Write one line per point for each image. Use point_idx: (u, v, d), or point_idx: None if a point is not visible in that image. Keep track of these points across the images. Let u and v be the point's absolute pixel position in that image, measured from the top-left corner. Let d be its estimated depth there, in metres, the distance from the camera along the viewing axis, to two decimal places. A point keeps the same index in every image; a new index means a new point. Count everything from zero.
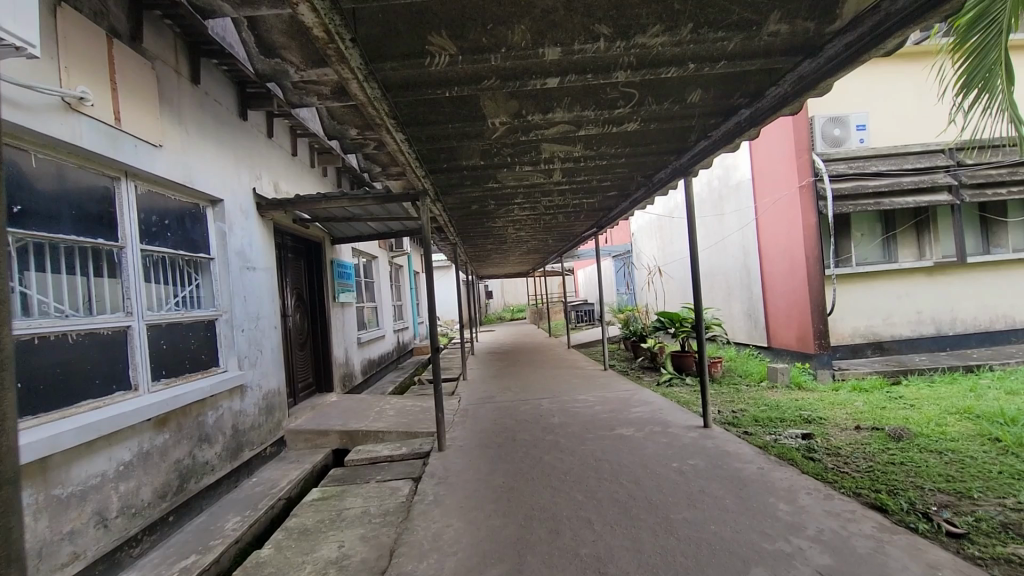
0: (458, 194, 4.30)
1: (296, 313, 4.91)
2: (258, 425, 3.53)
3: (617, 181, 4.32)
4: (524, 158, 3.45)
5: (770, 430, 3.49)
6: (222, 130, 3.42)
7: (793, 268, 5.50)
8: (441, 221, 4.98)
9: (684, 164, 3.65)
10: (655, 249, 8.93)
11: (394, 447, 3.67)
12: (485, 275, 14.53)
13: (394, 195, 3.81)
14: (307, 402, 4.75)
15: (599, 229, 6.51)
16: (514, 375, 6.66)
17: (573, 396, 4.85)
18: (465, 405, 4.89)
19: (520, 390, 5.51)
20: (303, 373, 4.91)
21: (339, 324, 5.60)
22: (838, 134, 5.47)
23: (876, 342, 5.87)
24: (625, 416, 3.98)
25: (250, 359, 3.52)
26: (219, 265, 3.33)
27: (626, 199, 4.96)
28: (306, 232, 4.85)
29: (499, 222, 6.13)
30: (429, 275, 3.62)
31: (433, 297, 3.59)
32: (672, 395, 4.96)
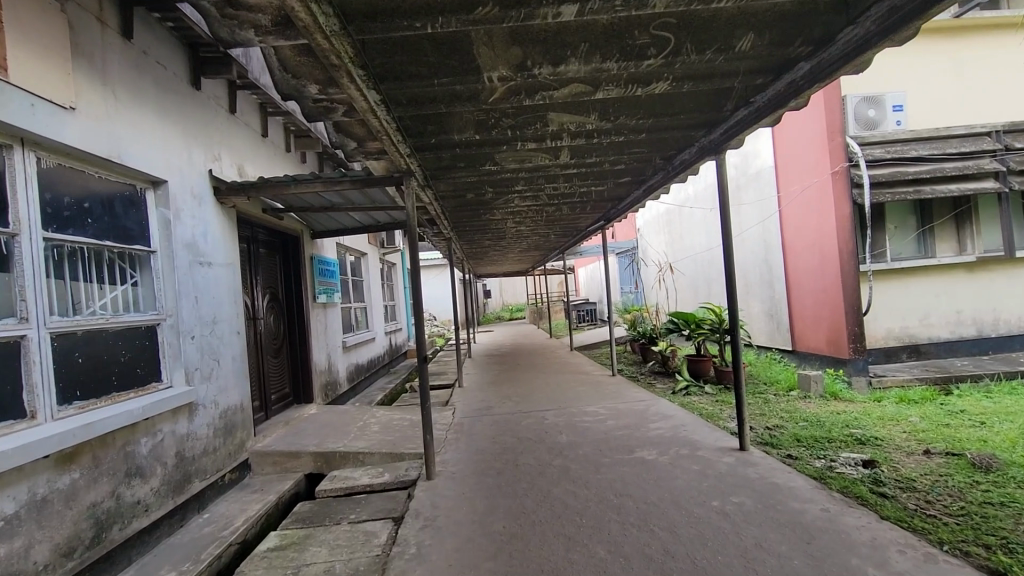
0: (451, 179, 3.77)
1: (269, 316, 4.36)
2: (211, 449, 2.98)
3: (633, 164, 3.77)
4: (527, 132, 2.91)
5: (819, 453, 2.96)
6: (167, 98, 2.87)
7: (823, 264, 4.97)
8: (433, 211, 4.44)
9: (714, 141, 3.11)
10: (665, 245, 8.37)
11: (376, 474, 3.12)
12: (482, 274, 13.97)
13: (375, 178, 3.26)
14: (280, 417, 4.20)
15: (607, 221, 5.98)
16: (514, 381, 6.11)
17: (582, 408, 4.31)
18: (460, 418, 4.35)
19: (521, 399, 4.96)
20: (276, 383, 4.36)
21: (321, 327, 5.06)
22: (872, 116, 4.96)
23: (913, 345, 5.35)
24: (644, 434, 3.44)
25: (204, 371, 2.97)
26: (163, 259, 2.77)
27: (640, 186, 4.41)
28: (280, 223, 4.30)
29: (498, 214, 5.58)
30: (414, 269, 3.06)
31: (420, 295, 3.02)
32: (692, 406, 4.42)
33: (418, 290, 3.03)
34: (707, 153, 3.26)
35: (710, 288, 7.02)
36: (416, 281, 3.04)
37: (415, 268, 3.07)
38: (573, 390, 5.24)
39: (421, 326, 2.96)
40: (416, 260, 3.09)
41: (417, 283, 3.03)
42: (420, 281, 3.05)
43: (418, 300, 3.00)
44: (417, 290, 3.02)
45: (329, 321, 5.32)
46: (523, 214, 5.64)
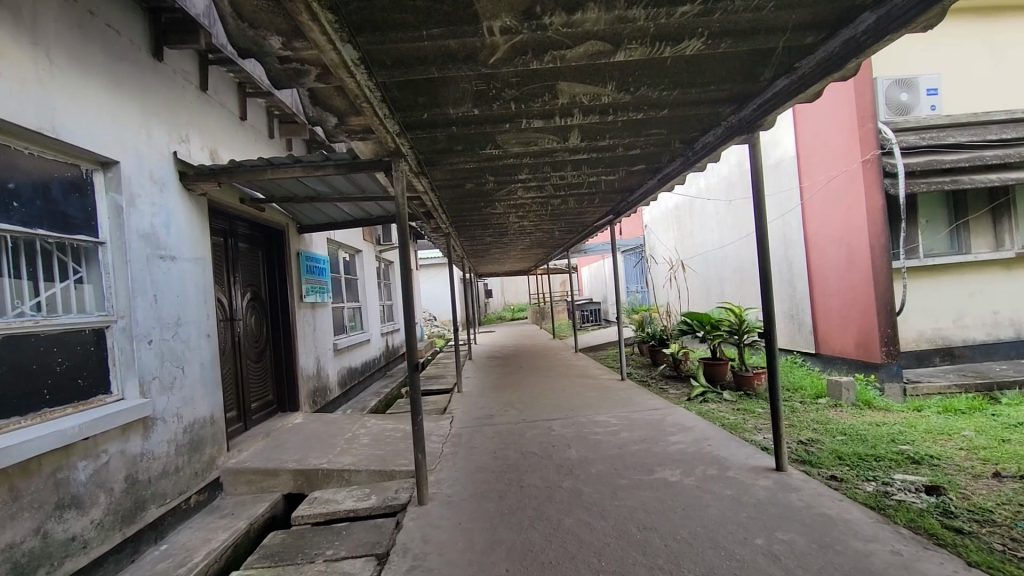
0: (447, 166, 3.41)
1: (249, 317, 3.99)
2: (173, 469, 2.62)
3: (649, 148, 3.41)
4: (534, 107, 2.54)
5: (868, 475, 2.59)
6: (121, 68, 2.50)
7: (852, 260, 4.59)
8: (429, 202, 4.07)
9: (748, 116, 2.74)
10: (675, 242, 8.00)
11: (362, 497, 2.76)
12: (483, 273, 13.61)
13: (362, 162, 2.90)
14: (261, 427, 3.83)
15: (616, 216, 5.59)
16: (517, 386, 5.74)
17: (591, 418, 3.94)
18: (459, 428, 3.98)
19: (525, 407, 4.58)
20: (256, 390, 3.99)
21: (308, 329, 4.69)
22: (905, 99, 4.61)
23: (946, 348, 4.97)
24: (664, 450, 3.07)
25: (164, 380, 2.60)
26: (114, 251, 2.40)
27: (655, 176, 4.04)
28: (262, 215, 3.93)
29: (500, 208, 5.21)
30: (404, 263, 2.70)
31: (412, 293, 2.65)
32: (712, 416, 4.03)
33: (409, 287, 2.65)
34: (736, 133, 2.89)
35: (725, 287, 6.65)
36: (407, 276, 2.66)
37: (406, 261, 2.71)
38: (581, 396, 4.87)
39: (412, 329, 2.58)
40: (407, 253, 2.72)
41: (408, 278, 2.66)
42: (410, 278, 2.68)
43: (408, 299, 2.63)
44: (408, 287, 2.65)
45: (319, 322, 4.96)
46: (527, 207, 5.28)
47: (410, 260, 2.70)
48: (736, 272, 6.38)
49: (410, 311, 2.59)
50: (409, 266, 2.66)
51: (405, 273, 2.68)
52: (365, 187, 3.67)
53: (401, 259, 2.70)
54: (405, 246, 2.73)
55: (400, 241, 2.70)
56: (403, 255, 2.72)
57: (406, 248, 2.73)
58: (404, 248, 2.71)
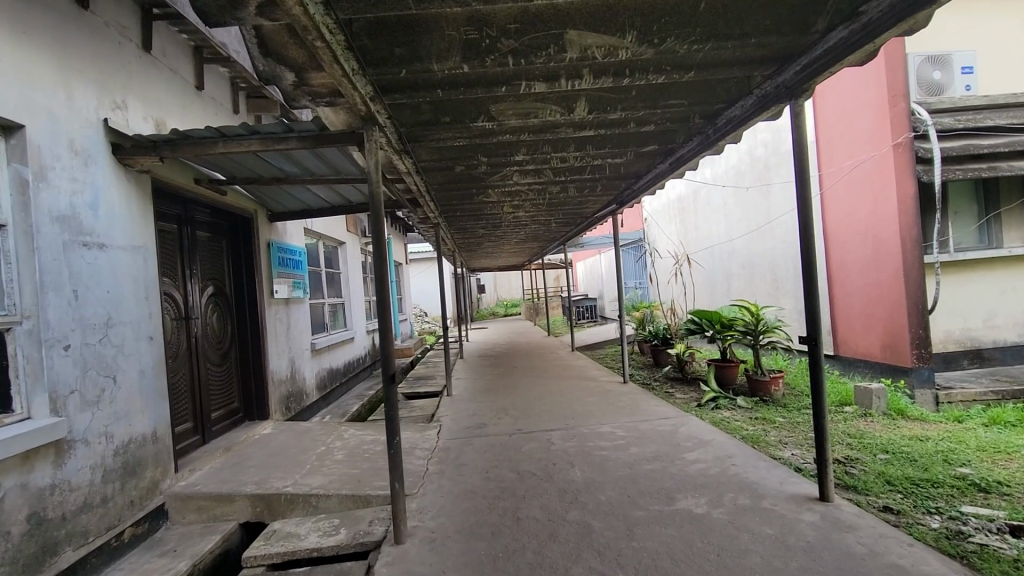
0: (434, 143, 2.97)
1: (210, 315, 3.54)
2: (98, 501, 2.16)
3: (664, 125, 2.99)
4: (537, 65, 2.10)
5: (930, 509, 2.20)
6: (33, 11, 2.02)
7: (878, 255, 4.18)
8: (414, 186, 3.63)
9: (790, 81, 2.32)
10: (678, 235, 7.60)
11: (328, 532, 2.32)
12: (475, 267, 13.19)
13: (330, 134, 2.45)
14: (221, 439, 3.38)
15: (620, 206, 5.17)
16: (512, 388, 5.31)
17: (595, 429, 3.52)
18: (447, 440, 3.55)
19: (521, 413, 4.15)
20: (217, 397, 3.53)
21: (280, 327, 4.23)
22: (938, 78, 4.24)
23: (975, 350, 4.60)
24: (683, 471, 2.65)
25: (87, 394, 2.14)
26: (19, 236, 1.92)
27: (666, 159, 3.63)
28: (222, 200, 3.46)
29: (494, 196, 4.78)
30: (375, 240, 2.24)
31: (387, 280, 2.20)
32: (728, 426, 3.62)
33: (384, 274, 2.19)
34: (771, 103, 2.48)
35: (733, 283, 6.25)
36: (379, 260, 2.21)
37: (378, 238, 2.26)
38: (582, 402, 4.45)
39: (388, 332, 2.14)
40: (380, 231, 2.27)
41: (381, 262, 2.20)
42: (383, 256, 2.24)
43: (383, 290, 2.17)
44: (382, 270, 2.20)
45: (293, 321, 4.49)
46: (522, 196, 4.86)
47: (384, 240, 2.25)
48: (745, 266, 5.98)
49: (385, 308, 2.15)
50: (383, 245, 2.22)
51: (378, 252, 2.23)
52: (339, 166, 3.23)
53: (374, 237, 2.25)
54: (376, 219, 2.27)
55: (371, 218, 2.25)
56: (376, 232, 2.26)
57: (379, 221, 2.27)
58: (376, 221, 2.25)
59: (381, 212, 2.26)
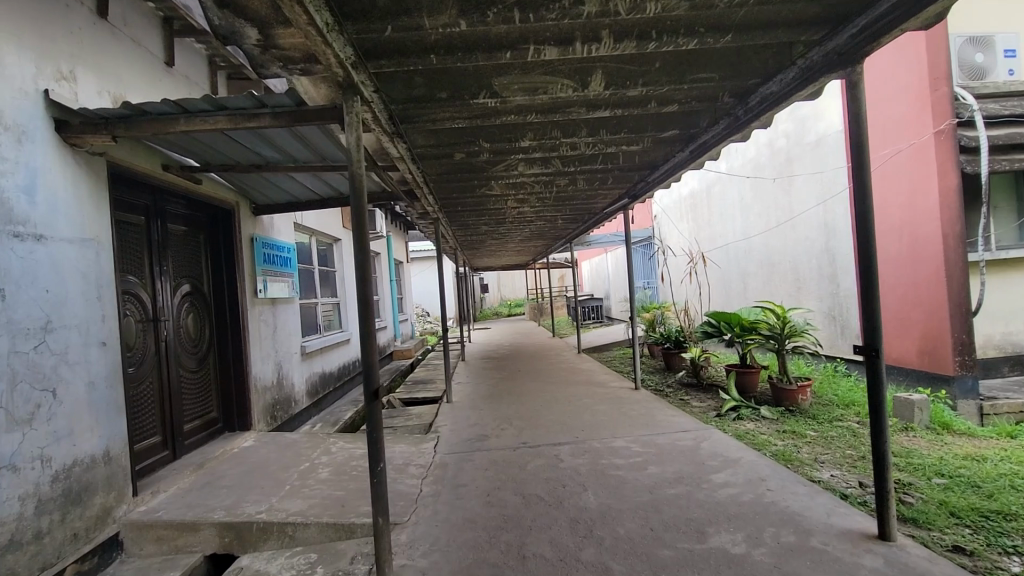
0: (429, 124, 2.64)
1: (184, 316, 3.22)
2: (32, 536, 1.84)
3: (689, 105, 2.66)
4: (548, 23, 1.77)
5: (1010, 549, 1.86)
6: None
7: (916, 252, 3.84)
8: (410, 175, 3.30)
9: (843, 46, 1.99)
10: (691, 232, 7.27)
11: (303, 571, 2.00)
12: (479, 266, 12.86)
13: (309, 111, 2.13)
14: (194, 455, 3.06)
15: (632, 200, 4.83)
16: (516, 394, 4.99)
17: (608, 444, 3.19)
18: (444, 455, 3.22)
19: (526, 424, 3.82)
20: (191, 406, 3.21)
21: (265, 329, 3.91)
22: (980, 61, 3.91)
23: (1017, 357, 4.25)
24: (713, 498, 2.31)
25: (17, 413, 1.82)
26: None
27: (687, 145, 3.30)
28: (196, 188, 3.13)
29: (498, 188, 4.45)
30: (356, 213, 1.85)
31: (371, 269, 1.84)
32: (753, 440, 3.28)
33: (367, 267, 1.84)
34: (817, 75, 2.15)
35: (750, 283, 5.91)
36: (361, 242, 1.84)
37: (359, 211, 1.86)
38: (592, 410, 4.12)
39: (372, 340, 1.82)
40: (362, 206, 1.88)
41: (363, 247, 1.83)
42: (368, 233, 1.86)
43: (365, 285, 1.82)
44: (364, 255, 1.83)
45: (280, 323, 4.16)
46: (527, 189, 4.53)
47: (367, 220, 1.86)
48: (764, 265, 5.64)
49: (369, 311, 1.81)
50: (367, 223, 1.85)
51: (360, 228, 1.84)
52: (324, 150, 2.91)
53: (353, 209, 1.86)
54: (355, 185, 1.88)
55: (352, 192, 1.87)
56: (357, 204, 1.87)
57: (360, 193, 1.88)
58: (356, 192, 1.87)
59: (362, 184, 1.88)
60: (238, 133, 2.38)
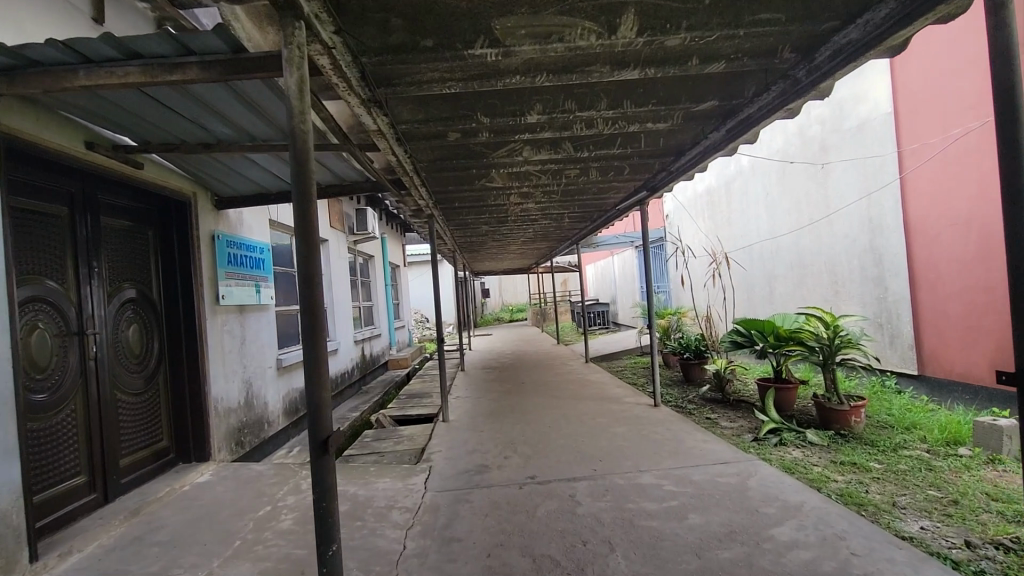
0: (414, 88, 2.12)
1: (124, 327, 2.68)
2: None
3: (738, 63, 2.14)
4: None
5: None
6: None
7: (987, 249, 3.30)
8: (396, 157, 2.78)
9: None
10: (709, 232, 6.73)
11: None
12: (479, 270, 12.36)
13: (247, 59, 1.60)
14: (133, 497, 2.52)
15: (650, 193, 4.29)
16: (520, 412, 4.45)
17: (633, 481, 2.64)
18: (435, 493, 2.68)
19: (533, 450, 3.28)
20: (132, 437, 2.66)
21: (230, 342, 3.37)
22: None
23: None
24: (783, 567, 1.76)
25: None
26: None
27: (725, 122, 2.77)
28: (135, 174, 2.60)
29: (500, 180, 3.93)
30: (297, 188, 1.29)
31: (320, 267, 1.30)
32: (808, 475, 2.73)
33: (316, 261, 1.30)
34: (923, 9, 1.66)
35: (778, 286, 5.37)
36: (305, 231, 1.29)
37: (302, 185, 1.30)
38: (609, 433, 3.58)
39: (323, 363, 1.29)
40: (308, 184, 1.31)
41: (307, 238, 1.29)
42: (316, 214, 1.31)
43: (308, 287, 1.28)
44: (309, 246, 1.28)
45: (249, 333, 3.62)
46: (532, 181, 4.00)
47: (315, 202, 1.30)
48: (794, 267, 5.11)
49: (317, 322, 1.28)
50: (315, 201, 1.29)
51: (302, 207, 1.29)
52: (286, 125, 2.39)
53: (292, 184, 1.28)
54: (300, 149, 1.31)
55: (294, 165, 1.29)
56: (300, 175, 1.30)
57: (304, 162, 1.30)
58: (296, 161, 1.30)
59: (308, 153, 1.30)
60: (163, 91, 1.86)
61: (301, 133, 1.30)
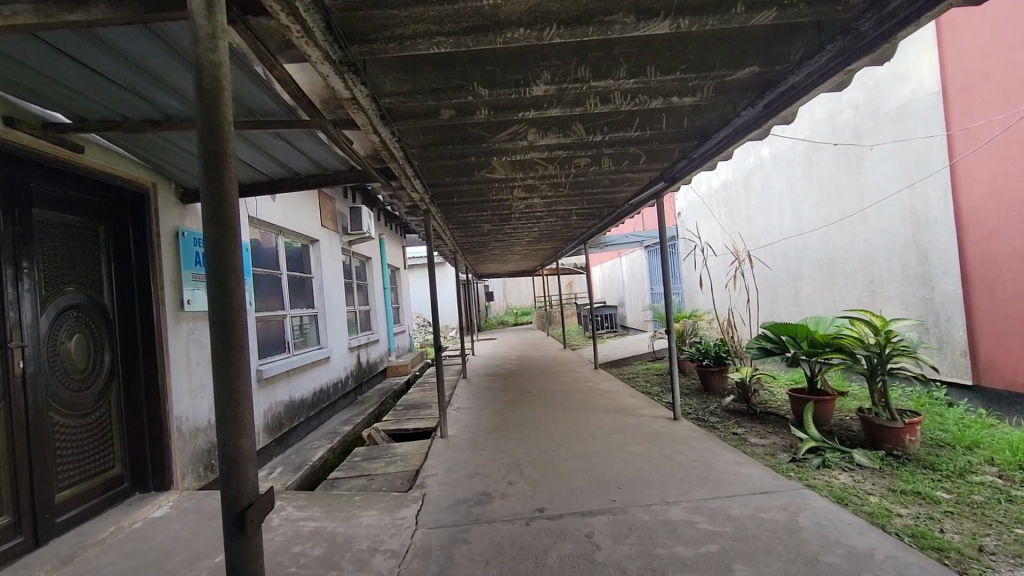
0: (396, 45, 1.74)
1: (63, 338, 2.28)
2: None
3: (792, 12, 1.75)
4: None
5: None
6: None
7: None
8: (381, 139, 2.39)
9: None
10: (727, 230, 6.33)
11: None
12: (481, 273, 12.00)
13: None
14: (72, 539, 2.14)
15: (668, 185, 3.90)
16: (526, 426, 4.05)
17: (660, 516, 2.24)
18: (428, 530, 2.29)
19: (540, 474, 2.89)
20: (74, 467, 2.27)
21: (198, 354, 2.99)
22: None
23: None
24: None
25: None
26: None
27: (763, 96, 2.37)
28: (74, 158, 2.22)
29: (502, 171, 3.54)
30: (204, 151, 0.90)
31: (240, 261, 0.91)
32: (866, 508, 2.31)
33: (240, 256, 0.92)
34: None
35: (805, 287, 4.96)
36: (221, 213, 0.91)
37: (214, 147, 0.91)
38: (626, 452, 3.19)
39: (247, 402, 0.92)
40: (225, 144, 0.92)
41: (224, 221, 0.91)
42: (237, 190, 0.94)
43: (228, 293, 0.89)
44: (227, 233, 0.90)
45: None
46: (538, 171, 3.60)
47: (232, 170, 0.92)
48: (823, 265, 4.71)
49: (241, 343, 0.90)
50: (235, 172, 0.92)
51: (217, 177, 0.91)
52: (242, 93, 2.01)
53: (198, 147, 0.89)
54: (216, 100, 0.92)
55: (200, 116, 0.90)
56: (212, 132, 0.91)
57: (218, 114, 0.92)
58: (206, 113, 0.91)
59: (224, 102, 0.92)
60: (68, 36, 1.49)
61: (216, 79, 0.91)
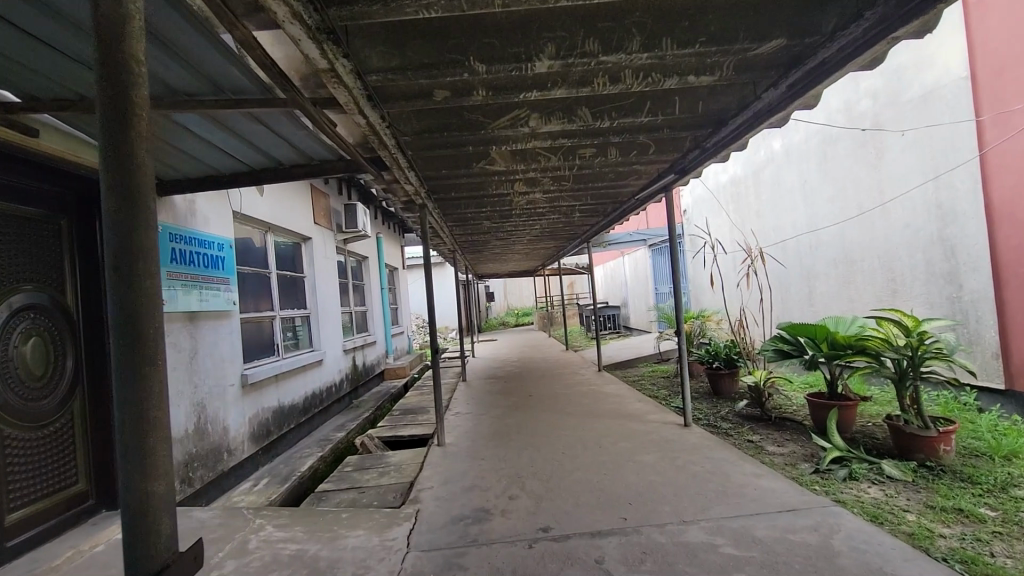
0: (380, 8, 1.52)
1: (16, 343, 2.07)
2: None
3: None
4: None
5: None
6: None
7: None
8: (369, 122, 2.18)
9: None
10: (736, 227, 6.11)
11: None
12: (481, 274, 11.78)
13: None
14: (23, 567, 1.92)
15: (678, 177, 3.68)
16: (528, 433, 3.84)
17: (677, 538, 2.02)
18: (420, 554, 2.07)
19: (544, 488, 2.67)
20: (28, 485, 2.05)
21: (174, 358, 2.78)
22: None
23: None
24: None
25: None
26: None
27: (789, 74, 2.15)
28: (24, 142, 2.00)
29: (502, 163, 3.32)
30: (118, 172, 0.85)
31: (155, 290, 0.87)
32: (902, 527, 2.10)
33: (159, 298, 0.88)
34: None
35: (820, 286, 4.75)
36: (133, 238, 0.86)
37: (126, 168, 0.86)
38: (635, 463, 2.97)
39: (166, 449, 0.89)
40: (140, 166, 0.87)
41: (133, 248, 0.85)
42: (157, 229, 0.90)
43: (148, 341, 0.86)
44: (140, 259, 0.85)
45: (201, 346, 3.03)
46: (539, 163, 3.38)
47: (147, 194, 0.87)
48: (839, 263, 4.49)
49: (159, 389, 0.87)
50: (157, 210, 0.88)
51: (130, 217, 0.85)
52: (207, 65, 1.80)
53: (102, 183, 0.83)
54: (130, 137, 0.86)
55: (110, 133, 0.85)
56: (122, 169, 0.86)
57: (130, 127, 0.86)
58: (115, 145, 0.85)
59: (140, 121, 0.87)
60: None
61: (132, 113, 0.85)
